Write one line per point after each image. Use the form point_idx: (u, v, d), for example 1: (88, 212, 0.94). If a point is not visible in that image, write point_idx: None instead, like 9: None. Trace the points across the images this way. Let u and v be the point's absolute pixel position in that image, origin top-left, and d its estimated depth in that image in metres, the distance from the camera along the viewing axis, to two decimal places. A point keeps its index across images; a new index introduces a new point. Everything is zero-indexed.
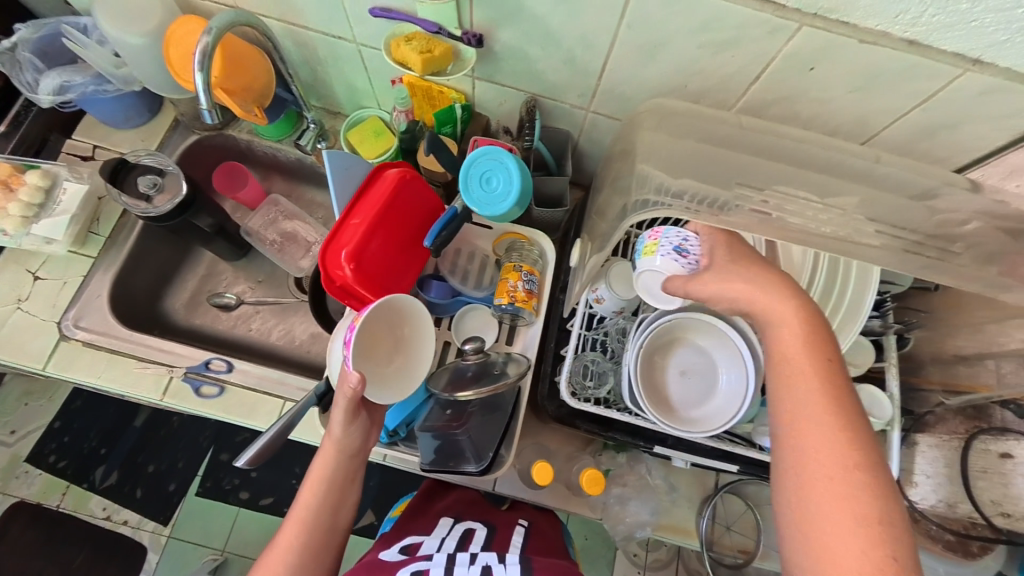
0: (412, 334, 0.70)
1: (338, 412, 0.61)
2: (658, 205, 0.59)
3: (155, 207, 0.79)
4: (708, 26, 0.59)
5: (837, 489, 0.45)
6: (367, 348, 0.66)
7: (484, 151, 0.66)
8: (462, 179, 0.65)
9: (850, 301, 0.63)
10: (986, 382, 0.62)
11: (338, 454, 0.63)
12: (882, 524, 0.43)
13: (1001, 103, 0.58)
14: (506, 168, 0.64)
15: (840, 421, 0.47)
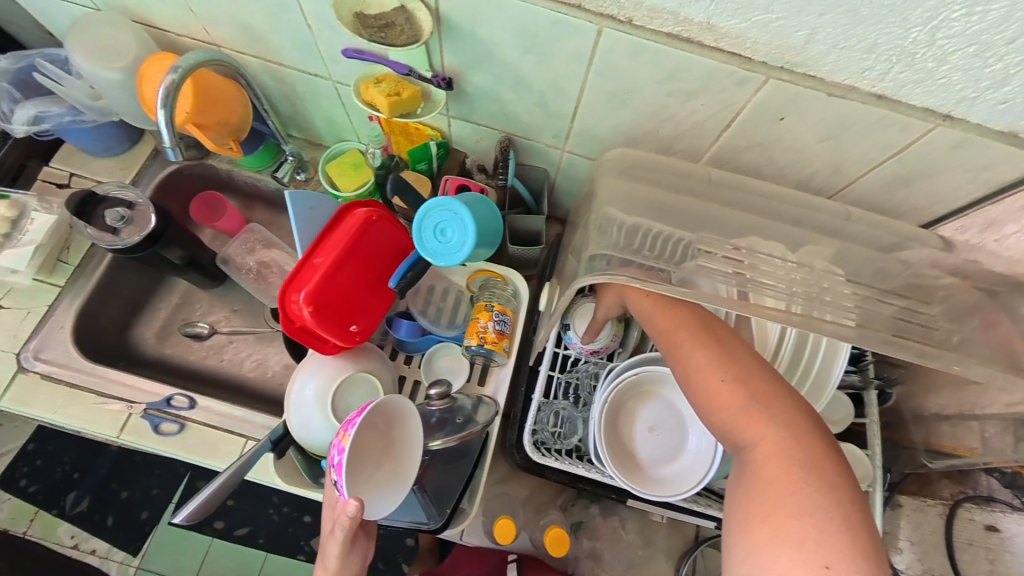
0: (404, 435, 0.61)
1: (335, 545, 0.56)
2: (614, 261, 0.57)
3: (123, 240, 0.78)
4: (674, 77, 0.59)
5: (718, 394, 0.50)
6: (355, 460, 0.57)
7: (439, 200, 0.62)
8: (416, 230, 0.61)
9: (824, 354, 0.61)
10: (970, 445, 0.59)
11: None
12: (764, 403, 0.48)
13: (976, 158, 0.57)
14: (461, 220, 0.60)
15: (732, 383, 0.50)
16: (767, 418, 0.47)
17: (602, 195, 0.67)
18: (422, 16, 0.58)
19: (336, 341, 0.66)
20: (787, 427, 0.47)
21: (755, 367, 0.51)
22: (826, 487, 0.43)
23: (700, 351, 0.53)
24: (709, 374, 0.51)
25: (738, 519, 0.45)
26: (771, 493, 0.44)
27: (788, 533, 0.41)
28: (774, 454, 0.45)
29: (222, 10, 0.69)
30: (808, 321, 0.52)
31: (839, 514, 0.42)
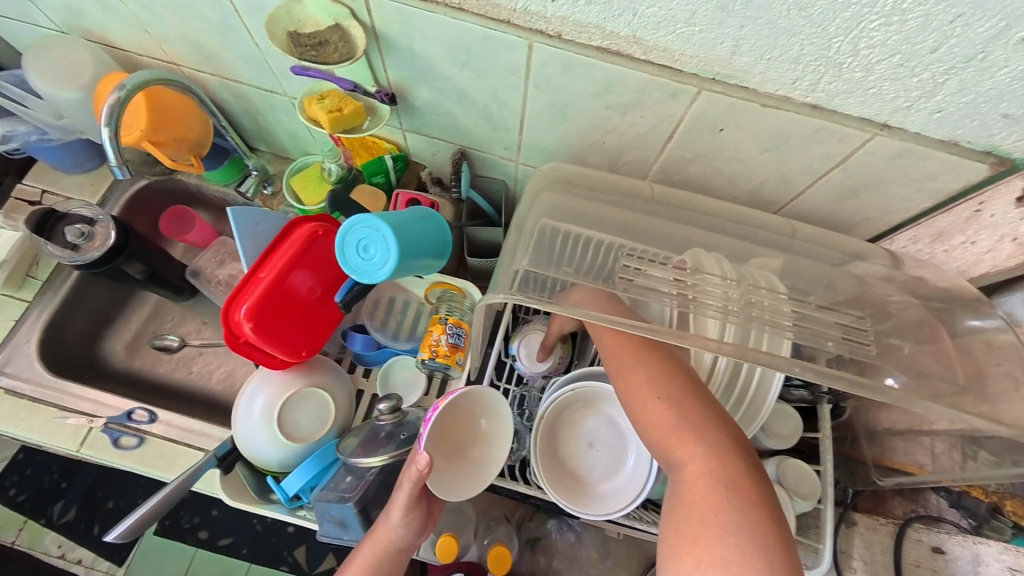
0: (495, 428, 0.61)
1: (401, 495, 0.56)
2: (538, 278, 0.56)
3: (83, 255, 0.79)
4: (608, 89, 0.58)
5: (650, 414, 0.48)
6: (443, 430, 0.60)
7: (360, 216, 0.61)
8: (339, 247, 0.61)
9: (760, 371, 0.57)
10: (921, 462, 0.58)
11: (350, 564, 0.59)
12: (693, 423, 0.46)
13: (918, 167, 0.55)
14: (382, 236, 0.59)
15: (663, 402, 0.47)
16: (694, 438, 0.45)
17: (536, 206, 0.65)
18: (356, 33, 0.58)
19: (283, 357, 0.68)
20: (715, 446, 0.45)
21: (688, 385, 0.48)
22: (748, 508, 0.41)
23: (638, 368, 0.50)
24: (645, 393, 0.49)
25: (665, 544, 0.43)
26: (696, 516, 0.42)
27: (710, 558, 0.40)
28: (700, 477, 0.44)
29: (174, 30, 0.70)
30: (743, 351, 0.45)
31: (760, 536, 0.40)
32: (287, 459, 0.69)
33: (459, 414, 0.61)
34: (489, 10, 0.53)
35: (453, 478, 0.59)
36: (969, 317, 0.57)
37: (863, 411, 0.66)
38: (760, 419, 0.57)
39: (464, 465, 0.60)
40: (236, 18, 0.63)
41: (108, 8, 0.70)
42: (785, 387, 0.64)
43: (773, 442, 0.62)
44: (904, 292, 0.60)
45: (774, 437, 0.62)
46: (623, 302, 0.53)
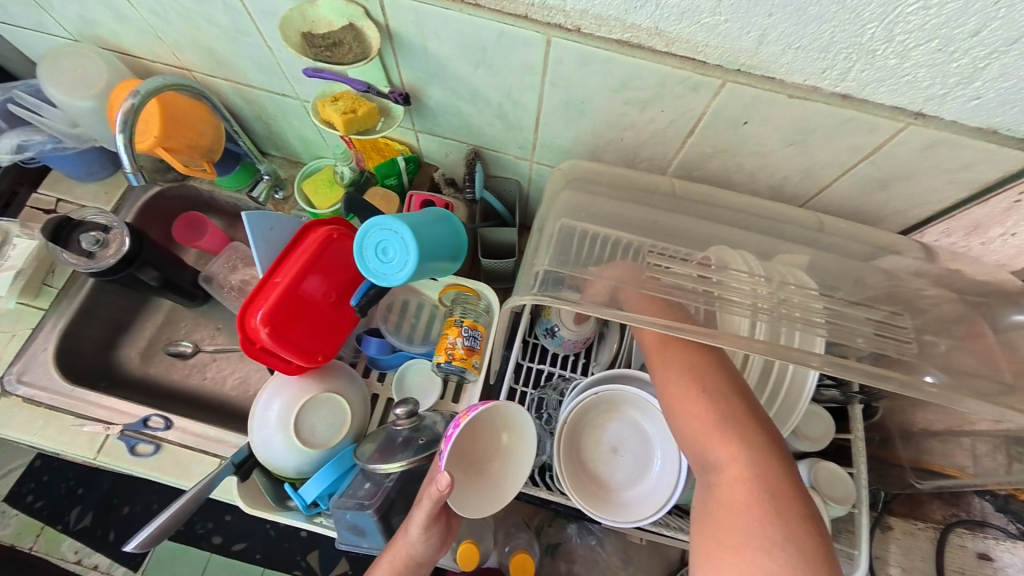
0: (515, 444, 0.60)
1: (419, 513, 0.55)
2: (560, 275, 0.54)
3: (98, 262, 0.79)
4: (627, 85, 0.57)
5: (689, 411, 0.46)
6: (465, 443, 0.59)
7: (377, 218, 0.60)
8: (356, 250, 0.60)
9: (792, 368, 0.55)
10: (962, 466, 0.54)
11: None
12: (735, 422, 0.44)
13: (953, 157, 0.53)
14: (400, 238, 0.58)
15: (706, 400, 0.46)
16: (736, 439, 0.44)
17: (553, 204, 0.64)
18: (371, 33, 0.58)
19: (299, 362, 0.68)
20: (755, 450, 0.43)
21: (730, 383, 0.47)
22: (793, 522, 0.39)
23: (678, 362, 0.48)
24: (685, 388, 0.47)
25: (699, 549, 0.42)
26: (736, 522, 0.40)
27: (752, 570, 0.38)
28: (739, 480, 0.42)
29: (186, 36, 0.70)
30: (775, 349, 0.44)
31: (806, 553, 0.38)
32: (303, 465, 0.68)
33: (479, 426, 0.60)
34: (506, 6, 0.52)
35: (472, 494, 0.57)
36: (1010, 312, 0.54)
37: (895, 411, 0.63)
38: (792, 420, 0.55)
39: (485, 481, 0.59)
40: (248, 22, 0.63)
41: (121, 17, 0.70)
42: (815, 386, 0.61)
43: (800, 444, 0.59)
44: (938, 287, 0.58)
45: (803, 439, 0.59)
46: (653, 296, 0.52)
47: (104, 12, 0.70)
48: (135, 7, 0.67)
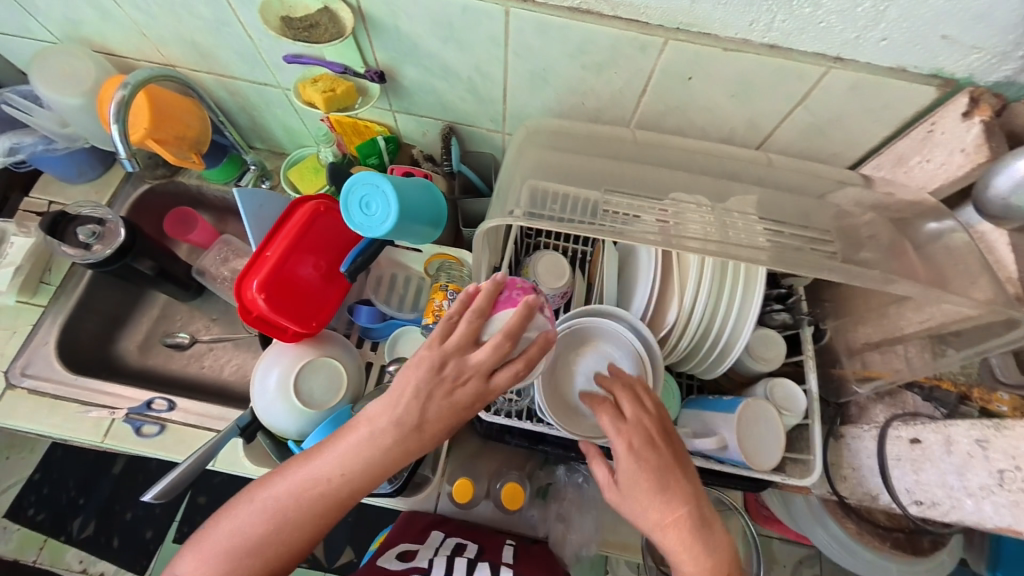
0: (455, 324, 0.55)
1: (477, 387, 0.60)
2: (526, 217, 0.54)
3: (94, 253, 0.82)
4: (583, 50, 0.62)
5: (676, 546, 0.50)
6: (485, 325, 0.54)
7: (361, 175, 0.65)
8: (342, 205, 0.64)
9: (741, 285, 0.61)
10: (892, 367, 0.59)
11: (362, 451, 0.52)
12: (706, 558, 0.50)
13: (875, 97, 0.59)
14: (383, 191, 0.63)
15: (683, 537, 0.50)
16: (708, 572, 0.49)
17: (520, 165, 0.64)
18: (345, 15, 0.63)
19: (295, 328, 0.72)
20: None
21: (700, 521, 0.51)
22: None
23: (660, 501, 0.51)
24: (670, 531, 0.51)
25: None
26: None
27: None
28: None
29: (170, 30, 0.74)
30: (725, 249, 0.52)
31: None
32: (303, 427, 0.71)
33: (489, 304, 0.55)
34: None
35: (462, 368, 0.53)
36: None
37: None
38: (746, 328, 0.61)
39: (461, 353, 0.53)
40: (229, 12, 0.68)
41: (107, 16, 0.74)
42: (766, 312, 0.66)
43: (757, 367, 0.65)
44: (875, 212, 0.60)
45: (760, 362, 0.64)
46: (613, 230, 0.54)
47: (93, 13, 0.74)
48: (121, 6, 0.71)
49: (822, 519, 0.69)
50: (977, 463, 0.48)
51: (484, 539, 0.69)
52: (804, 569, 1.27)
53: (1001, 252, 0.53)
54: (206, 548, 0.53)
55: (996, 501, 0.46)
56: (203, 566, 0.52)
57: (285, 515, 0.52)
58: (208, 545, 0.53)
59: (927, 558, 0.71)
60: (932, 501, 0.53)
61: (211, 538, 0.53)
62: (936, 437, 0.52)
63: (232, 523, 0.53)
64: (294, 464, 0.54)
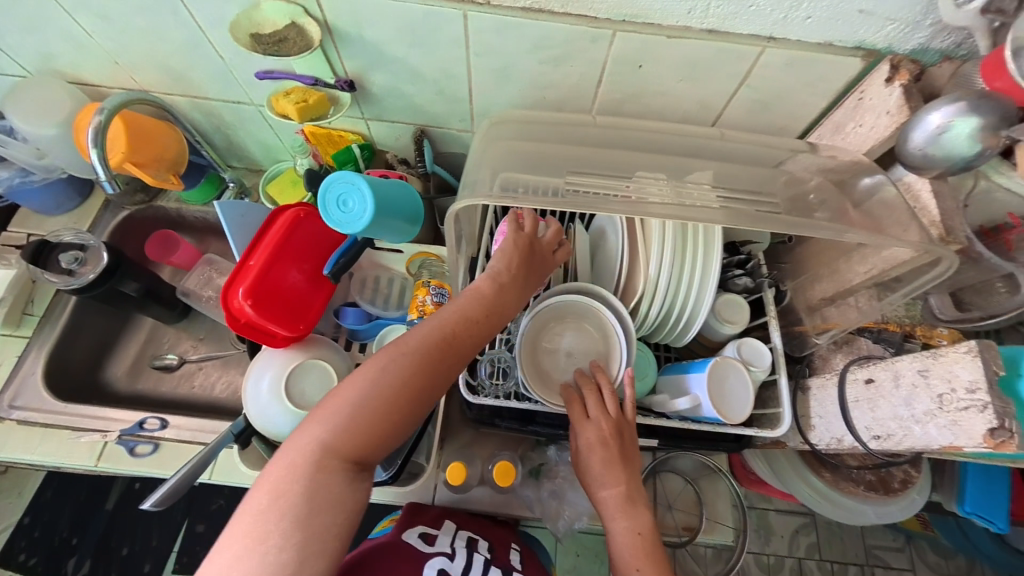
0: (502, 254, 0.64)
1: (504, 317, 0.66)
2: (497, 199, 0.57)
3: (78, 278, 0.83)
4: (539, 45, 0.66)
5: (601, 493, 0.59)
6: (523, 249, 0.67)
7: (338, 174, 0.68)
8: (320, 205, 0.67)
9: (704, 251, 0.65)
10: (840, 318, 0.65)
11: (488, 307, 0.60)
12: (626, 507, 0.58)
13: (809, 71, 0.64)
14: (359, 188, 0.66)
15: (609, 487, 0.59)
16: (627, 518, 0.57)
17: (489, 155, 0.66)
18: (312, 28, 0.66)
19: (284, 332, 0.74)
20: (635, 528, 0.57)
21: (625, 477, 0.59)
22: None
23: (595, 459, 0.60)
24: (599, 482, 0.60)
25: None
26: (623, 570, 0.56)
27: None
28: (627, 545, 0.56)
29: (143, 56, 0.77)
30: (684, 213, 0.55)
31: None
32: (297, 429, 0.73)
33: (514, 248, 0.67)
34: None
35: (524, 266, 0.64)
36: None
37: None
38: (710, 294, 0.65)
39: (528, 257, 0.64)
40: (198, 33, 0.71)
41: (78, 46, 0.77)
42: (730, 278, 0.71)
43: (725, 329, 0.69)
44: (821, 175, 0.64)
45: (727, 323, 0.69)
46: (580, 206, 0.56)
47: (64, 44, 0.76)
48: (93, 35, 0.74)
49: (802, 472, 0.79)
50: (922, 391, 0.52)
51: (491, 537, 0.71)
52: (801, 538, 1.37)
53: (925, 199, 0.58)
54: (344, 404, 0.52)
55: (939, 423, 0.50)
56: (344, 427, 0.51)
57: (425, 365, 0.55)
58: (346, 401, 0.52)
59: (899, 498, 0.80)
60: (888, 433, 0.56)
61: (352, 394, 0.52)
62: (887, 374, 0.57)
63: (367, 381, 0.53)
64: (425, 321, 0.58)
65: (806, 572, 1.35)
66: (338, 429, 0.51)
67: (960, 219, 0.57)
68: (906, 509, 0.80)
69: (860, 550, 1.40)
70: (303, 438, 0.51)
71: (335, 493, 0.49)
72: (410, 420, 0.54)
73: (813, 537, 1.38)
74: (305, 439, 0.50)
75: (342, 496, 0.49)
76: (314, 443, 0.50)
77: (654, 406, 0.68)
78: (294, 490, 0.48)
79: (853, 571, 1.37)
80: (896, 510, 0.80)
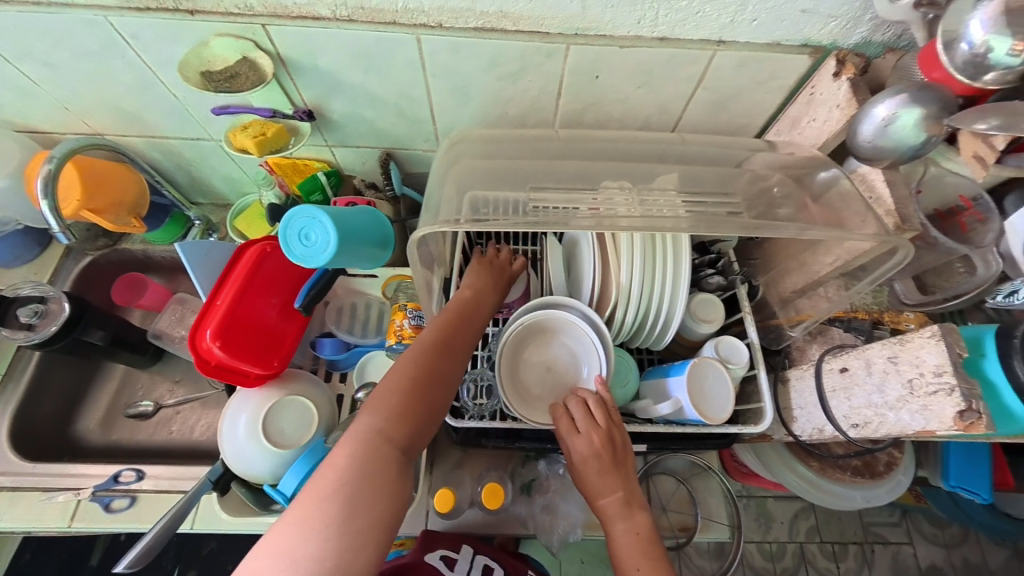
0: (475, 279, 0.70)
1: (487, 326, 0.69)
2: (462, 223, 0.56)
3: (39, 333, 0.80)
4: (494, 63, 0.67)
5: (600, 498, 0.58)
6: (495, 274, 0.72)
7: (298, 208, 0.66)
8: (281, 240, 0.65)
9: (674, 254, 0.66)
10: (810, 311, 0.67)
11: (480, 313, 0.65)
12: (624, 506, 0.57)
13: (760, 70, 0.66)
14: (320, 220, 0.65)
15: (606, 490, 0.58)
16: (625, 519, 0.57)
17: (452, 175, 0.66)
18: (264, 61, 0.66)
19: (258, 370, 0.72)
20: (635, 528, 0.56)
21: (620, 478, 0.59)
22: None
23: (591, 464, 0.59)
24: (596, 487, 0.59)
25: None
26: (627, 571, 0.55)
27: None
28: (628, 546, 0.55)
29: (93, 100, 0.75)
30: (649, 222, 0.55)
31: None
32: (278, 468, 0.70)
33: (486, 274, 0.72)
34: (375, 16, 0.61)
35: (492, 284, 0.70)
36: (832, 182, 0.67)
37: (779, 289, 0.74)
38: (682, 297, 0.66)
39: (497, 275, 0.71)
40: (149, 74, 0.69)
41: (24, 95, 0.74)
42: (703, 278, 0.72)
43: (702, 328, 0.70)
44: (781, 171, 0.65)
45: (703, 323, 0.69)
46: (546, 224, 0.56)
47: (9, 94, 0.74)
48: (39, 83, 0.72)
49: (790, 462, 0.80)
50: (892, 377, 0.52)
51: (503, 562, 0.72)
52: (800, 522, 1.38)
53: (879, 188, 0.58)
54: (390, 394, 0.55)
55: (910, 408, 0.50)
56: (392, 415, 0.54)
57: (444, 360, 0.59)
58: (390, 390, 0.56)
59: (885, 480, 0.81)
60: (865, 421, 0.57)
61: (391, 389, 0.56)
62: (859, 362, 0.57)
63: (395, 379, 0.57)
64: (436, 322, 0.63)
65: (808, 555, 1.36)
66: (387, 416, 0.54)
67: (914, 205, 0.57)
68: (892, 491, 0.81)
69: (859, 528, 1.40)
70: (356, 428, 0.53)
71: (382, 478, 0.50)
72: (434, 415, 0.57)
73: (812, 520, 1.39)
74: (361, 427, 0.53)
75: (390, 480, 0.51)
76: (372, 428, 0.53)
77: (638, 412, 0.68)
78: (345, 475, 0.49)
79: (854, 551, 1.38)
80: (883, 492, 0.81)
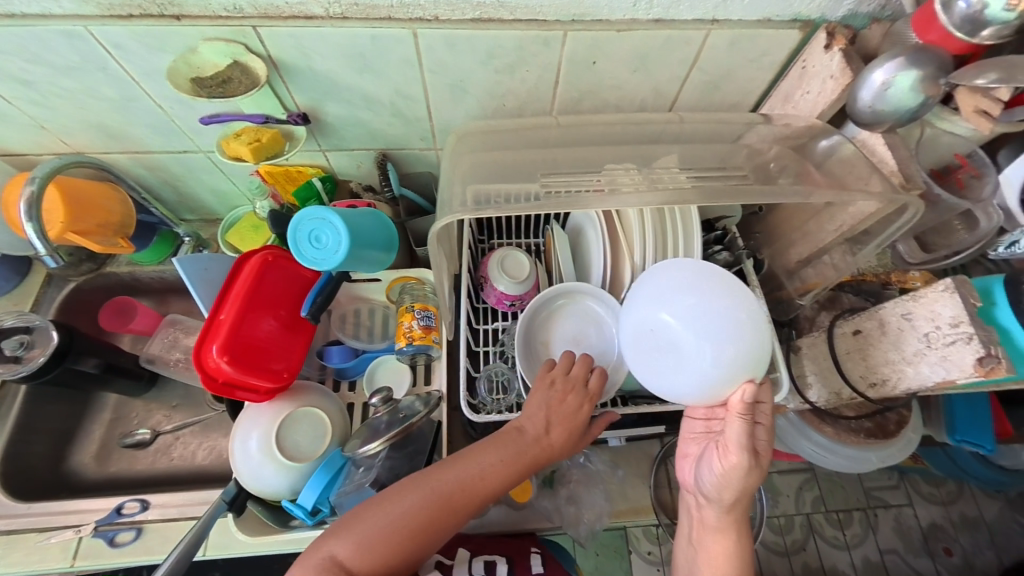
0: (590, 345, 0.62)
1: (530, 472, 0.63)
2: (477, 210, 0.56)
3: (26, 365, 0.75)
4: (492, 55, 0.66)
5: (722, 504, 0.59)
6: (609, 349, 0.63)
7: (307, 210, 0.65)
8: (291, 244, 0.64)
9: (685, 232, 0.66)
10: (823, 277, 0.67)
11: (526, 458, 0.61)
12: (732, 519, 0.59)
13: (753, 47, 0.67)
14: (330, 222, 0.64)
15: (733, 502, 0.58)
16: (729, 531, 0.60)
17: (458, 171, 0.65)
18: (256, 65, 0.64)
19: (268, 384, 0.70)
20: (733, 540, 0.60)
21: (747, 493, 0.58)
22: None
23: (733, 474, 0.56)
24: (723, 496, 0.58)
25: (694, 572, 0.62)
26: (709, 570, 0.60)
27: None
28: (718, 552, 0.60)
29: (73, 117, 0.72)
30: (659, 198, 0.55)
31: None
32: (296, 483, 0.68)
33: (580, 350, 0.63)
34: (370, 13, 0.60)
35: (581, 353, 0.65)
36: None
37: None
38: None
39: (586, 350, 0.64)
40: (133, 86, 0.67)
41: None
42: (711, 255, 0.72)
43: None
44: (780, 144, 0.67)
45: None
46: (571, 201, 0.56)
47: None
48: (14, 103, 0.68)
49: (804, 431, 0.80)
50: (908, 334, 0.54)
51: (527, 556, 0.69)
52: None
53: (881, 152, 0.60)
54: (367, 524, 0.56)
55: (930, 361, 0.52)
56: (361, 543, 0.55)
57: (452, 513, 0.58)
58: (370, 519, 0.56)
59: (897, 439, 0.82)
60: (883, 380, 0.58)
61: (377, 517, 0.56)
62: (872, 323, 0.58)
63: (395, 505, 0.57)
64: (488, 461, 0.60)
65: None
66: (356, 546, 0.55)
67: (914, 166, 0.59)
68: (905, 449, 0.81)
69: None
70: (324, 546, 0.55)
71: None
72: (422, 551, 0.57)
73: None
74: (329, 545, 0.55)
75: None
76: (334, 549, 0.55)
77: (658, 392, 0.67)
78: None
79: None
80: (897, 451, 0.81)
